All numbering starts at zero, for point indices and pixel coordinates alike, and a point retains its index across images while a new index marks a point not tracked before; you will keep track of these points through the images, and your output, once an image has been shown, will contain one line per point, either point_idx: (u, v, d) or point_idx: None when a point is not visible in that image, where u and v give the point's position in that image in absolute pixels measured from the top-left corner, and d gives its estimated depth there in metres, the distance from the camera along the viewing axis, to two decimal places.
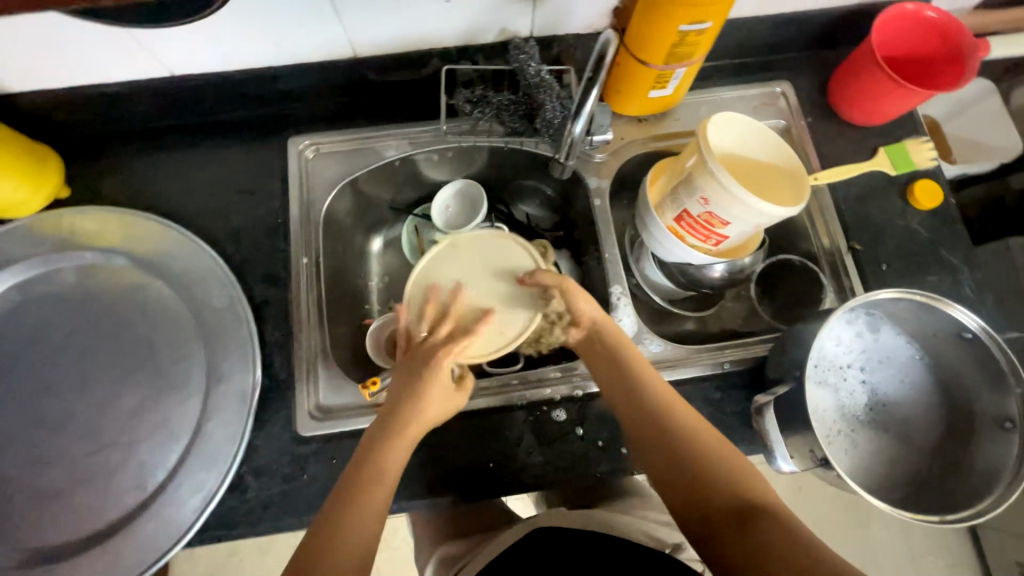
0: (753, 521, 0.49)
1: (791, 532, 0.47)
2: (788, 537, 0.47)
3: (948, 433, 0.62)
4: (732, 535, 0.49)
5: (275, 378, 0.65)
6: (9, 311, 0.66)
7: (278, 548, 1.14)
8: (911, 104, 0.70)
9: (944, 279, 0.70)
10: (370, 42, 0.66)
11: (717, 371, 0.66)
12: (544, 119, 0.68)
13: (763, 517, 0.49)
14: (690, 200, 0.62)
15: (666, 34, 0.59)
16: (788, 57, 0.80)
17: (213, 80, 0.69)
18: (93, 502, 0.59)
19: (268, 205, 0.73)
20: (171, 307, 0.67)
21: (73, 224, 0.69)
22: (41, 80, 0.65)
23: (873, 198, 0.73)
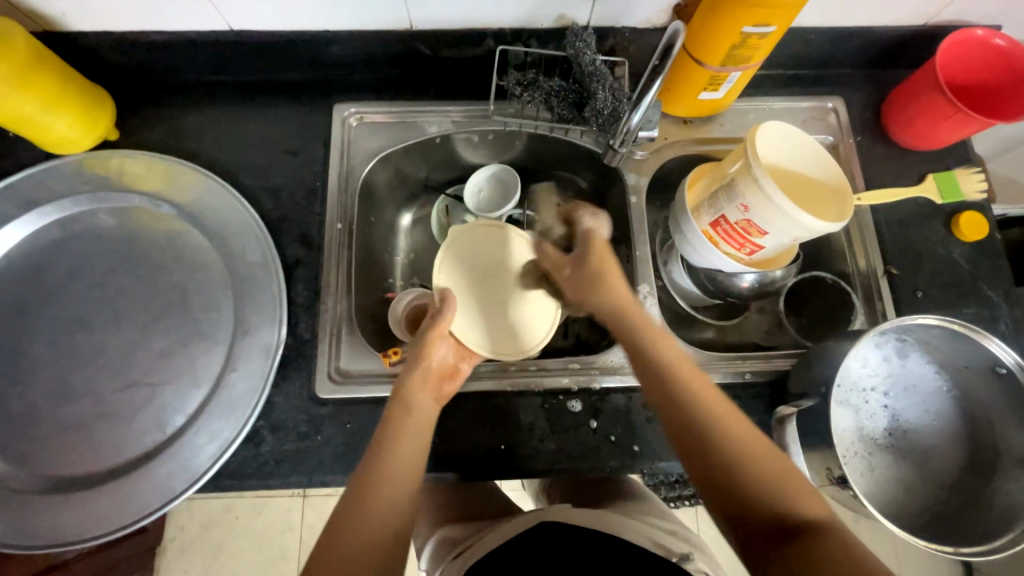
0: (807, 540, 0.44)
1: (849, 552, 0.42)
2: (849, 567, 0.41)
3: (970, 466, 0.61)
4: (779, 556, 0.44)
5: (300, 338, 0.66)
6: (52, 244, 0.68)
7: (273, 510, 1.16)
8: (968, 132, 0.68)
9: (981, 314, 0.68)
10: (429, 16, 0.67)
11: (738, 381, 0.66)
12: (594, 107, 0.68)
13: (818, 537, 0.44)
14: (729, 206, 0.61)
15: (728, 35, 0.59)
16: (842, 74, 0.79)
17: (269, 38, 0.69)
18: (115, 438, 0.61)
19: (308, 168, 0.73)
20: (207, 257, 0.68)
21: (120, 166, 0.70)
22: (105, 21, 0.66)
23: (915, 224, 0.72)
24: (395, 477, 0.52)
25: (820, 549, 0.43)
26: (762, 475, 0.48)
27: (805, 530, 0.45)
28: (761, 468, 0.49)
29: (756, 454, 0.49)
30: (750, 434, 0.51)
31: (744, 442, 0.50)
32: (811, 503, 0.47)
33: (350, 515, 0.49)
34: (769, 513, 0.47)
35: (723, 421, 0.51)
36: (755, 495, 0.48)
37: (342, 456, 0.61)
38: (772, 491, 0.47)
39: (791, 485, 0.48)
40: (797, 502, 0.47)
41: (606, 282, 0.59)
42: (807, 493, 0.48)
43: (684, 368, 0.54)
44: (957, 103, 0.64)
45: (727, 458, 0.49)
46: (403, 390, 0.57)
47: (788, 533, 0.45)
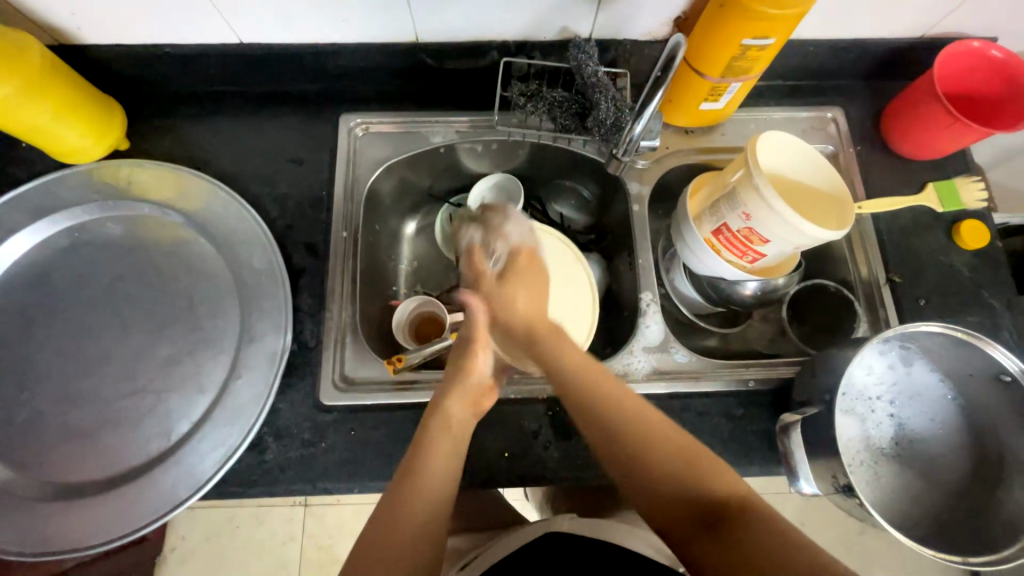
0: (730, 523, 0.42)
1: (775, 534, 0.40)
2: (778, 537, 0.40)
3: (976, 475, 0.60)
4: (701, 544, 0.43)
5: (305, 345, 0.66)
6: (62, 252, 0.69)
7: (274, 519, 1.15)
8: (968, 141, 0.69)
9: (983, 321, 0.68)
10: (434, 29, 0.68)
11: (741, 389, 0.66)
12: (596, 118, 0.69)
13: (743, 524, 0.42)
14: (730, 214, 0.62)
15: (728, 47, 0.60)
16: (841, 85, 0.80)
17: (278, 50, 0.71)
18: (120, 445, 0.61)
19: (315, 177, 0.74)
20: (215, 265, 0.69)
21: (130, 175, 0.71)
22: (118, 34, 0.68)
23: (916, 233, 0.73)
24: (434, 471, 0.51)
25: (741, 537, 0.41)
26: (670, 463, 0.47)
27: (727, 514, 0.43)
28: (667, 458, 0.47)
29: (658, 440, 0.48)
30: (654, 422, 0.49)
31: (647, 433, 0.49)
32: (728, 482, 0.45)
33: (393, 513, 0.48)
34: (684, 502, 0.45)
35: (624, 414, 0.50)
36: (664, 483, 0.46)
37: (346, 463, 0.61)
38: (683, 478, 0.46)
39: (708, 469, 0.46)
40: (715, 484, 0.45)
41: (514, 300, 0.59)
42: (729, 473, 0.46)
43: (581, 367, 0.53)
44: (955, 112, 0.65)
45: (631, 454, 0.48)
46: (440, 407, 0.56)
47: (713, 519, 0.43)
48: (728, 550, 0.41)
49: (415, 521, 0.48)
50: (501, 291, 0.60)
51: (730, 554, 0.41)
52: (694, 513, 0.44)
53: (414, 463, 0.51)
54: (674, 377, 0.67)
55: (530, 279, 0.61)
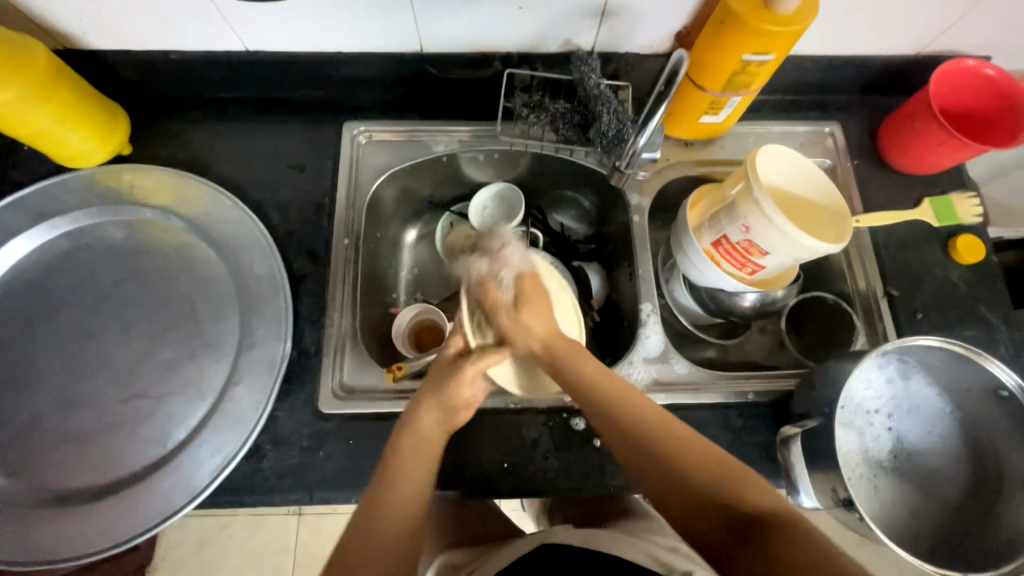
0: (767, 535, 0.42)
1: (815, 548, 0.40)
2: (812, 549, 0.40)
3: (974, 488, 0.61)
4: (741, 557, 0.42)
5: (304, 352, 0.66)
6: (61, 256, 0.68)
7: (268, 528, 1.14)
8: (963, 158, 0.70)
9: (981, 335, 0.69)
10: (438, 40, 0.69)
11: (741, 401, 0.66)
12: (598, 129, 0.70)
13: (782, 538, 0.42)
14: (730, 227, 0.62)
15: (728, 62, 0.61)
16: (838, 100, 0.81)
17: (283, 58, 0.71)
18: (115, 451, 0.60)
19: (317, 184, 0.75)
20: (215, 271, 0.69)
21: (132, 180, 0.71)
22: (124, 41, 0.68)
23: (913, 246, 0.73)
24: (407, 484, 0.50)
25: (781, 550, 0.41)
26: (705, 476, 0.46)
27: (765, 527, 0.43)
28: (697, 469, 0.47)
29: (691, 453, 0.48)
30: (686, 435, 0.50)
31: (678, 443, 0.49)
32: (763, 496, 0.45)
33: (371, 512, 0.48)
34: (716, 514, 0.45)
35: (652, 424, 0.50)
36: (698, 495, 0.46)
37: (345, 472, 0.61)
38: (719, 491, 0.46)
39: (744, 482, 0.46)
40: (750, 497, 0.45)
41: (529, 323, 0.56)
42: (762, 487, 0.46)
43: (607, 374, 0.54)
44: (950, 130, 0.66)
45: (664, 465, 0.48)
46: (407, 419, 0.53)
47: (749, 532, 0.43)
48: (766, 563, 0.41)
49: (388, 532, 0.48)
50: (512, 314, 0.56)
51: (769, 567, 0.41)
52: (730, 525, 0.44)
53: (391, 463, 0.51)
54: (674, 388, 0.67)
55: (533, 297, 0.57)
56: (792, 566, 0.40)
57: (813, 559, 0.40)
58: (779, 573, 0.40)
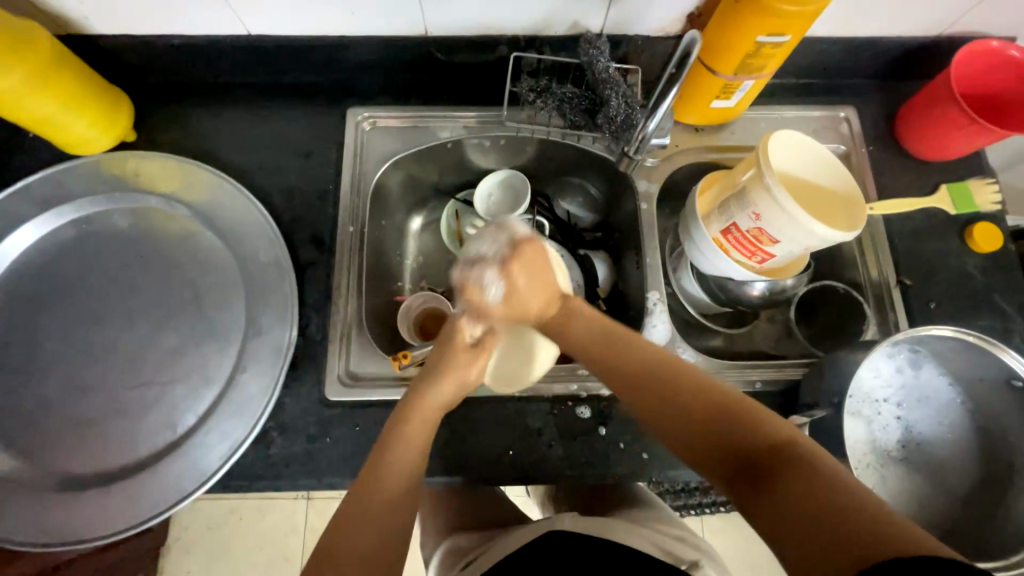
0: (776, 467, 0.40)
1: (816, 476, 0.38)
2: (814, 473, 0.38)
3: (984, 479, 0.60)
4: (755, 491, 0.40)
5: (310, 340, 0.66)
6: (69, 244, 0.69)
7: (277, 512, 1.16)
8: (983, 143, 0.68)
9: (995, 325, 0.68)
10: (443, 23, 0.67)
11: (748, 390, 0.65)
12: (606, 114, 0.68)
13: (785, 469, 0.39)
14: (740, 214, 0.61)
15: (741, 43, 0.59)
16: (854, 84, 0.79)
17: (285, 43, 0.70)
18: (125, 436, 0.61)
19: (321, 171, 0.74)
20: (221, 258, 0.69)
21: (137, 167, 0.71)
22: (125, 25, 0.67)
23: (928, 235, 0.72)
24: (407, 457, 0.50)
25: (785, 483, 0.39)
26: (701, 410, 0.46)
27: (770, 460, 0.41)
28: (693, 406, 0.47)
29: (692, 392, 0.48)
30: (691, 378, 0.49)
31: (678, 385, 0.49)
32: (770, 427, 0.43)
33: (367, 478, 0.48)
34: (724, 450, 0.44)
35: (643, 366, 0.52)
36: (705, 435, 0.46)
37: (351, 458, 0.61)
38: (723, 428, 0.45)
39: (750, 417, 0.44)
40: (752, 432, 0.43)
41: (524, 295, 0.60)
42: (772, 420, 0.44)
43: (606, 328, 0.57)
44: (971, 114, 0.64)
45: (659, 403, 0.49)
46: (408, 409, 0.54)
47: (758, 468, 0.41)
48: (772, 497, 0.39)
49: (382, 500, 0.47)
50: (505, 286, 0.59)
51: (777, 502, 0.38)
52: (742, 462, 0.43)
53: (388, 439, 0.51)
54: None
55: (530, 265, 0.60)
56: (797, 497, 0.37)
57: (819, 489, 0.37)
58: (788, 504, 0.37)
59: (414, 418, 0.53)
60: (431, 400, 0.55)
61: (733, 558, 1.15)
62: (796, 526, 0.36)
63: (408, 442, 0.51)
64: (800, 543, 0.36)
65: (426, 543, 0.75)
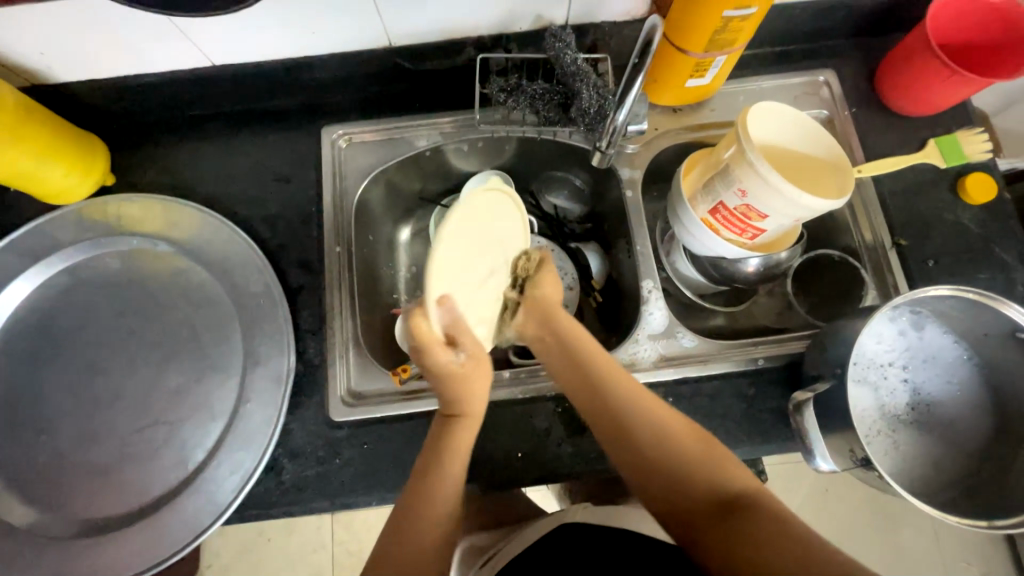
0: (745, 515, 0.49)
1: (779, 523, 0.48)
2: (776, 527, 0.47)
3: (996, 433, 0.60)
4: (724, 529, 0.49)
5: (310, 363, 0.66)
6: (61, 293, 0.69)
7: (303, 531, 1.17)
8: (969, 93, 0.66)
9: (996, 277, 0.67)
10: (405, 30, 0.66)
11: (751, 367, 0.65)
12: (579, 107, 0.67)
13: (748, 516, 0.49)
14: (726, 192, 0.60)
15: (708, 21, 0.58)
16: (831, 45, 0.77)
17: (251, 68, 0.70)
18: (139, 478, 0.62)
19: (303, 193, 0.74)
20: (213, 292, 0.69)
21: (119, 209, 0.71)
22: (89, 70, 0.67)
23: (921, 192, 0.71)
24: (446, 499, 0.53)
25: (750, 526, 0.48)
26: (682, 456, 0.54)
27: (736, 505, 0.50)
28: (682, 453, 0.54)
29: (675, 438, 0.55)
30: (677, 427, 0.55)
31: (665, 430, 0.55)
32: (737, 477, 0.52)
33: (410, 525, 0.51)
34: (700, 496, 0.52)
35: (636, 409, 0.56)
36: (687, 486, 0.53)
37: (362, 478, 0.62)
38: (698, 475, 0.53)
39: (721, 467, 0.53)
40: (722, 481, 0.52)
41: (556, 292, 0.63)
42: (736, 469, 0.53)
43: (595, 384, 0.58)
44: (952, 65, 0.63)
45: (647, 446, 0.55)
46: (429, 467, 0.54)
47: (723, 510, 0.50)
48: (736, 538, 0.48)
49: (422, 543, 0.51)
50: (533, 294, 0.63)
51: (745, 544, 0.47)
52: (710, 504, 0.51)
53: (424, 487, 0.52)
54: (681, 363, 0.66)
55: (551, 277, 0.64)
56: (760, 539, 0.47)
57: (781, 534, 0.46)
58: (750, 541, 0.47)
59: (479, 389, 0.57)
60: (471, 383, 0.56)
61: None
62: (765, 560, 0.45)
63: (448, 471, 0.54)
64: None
65: None
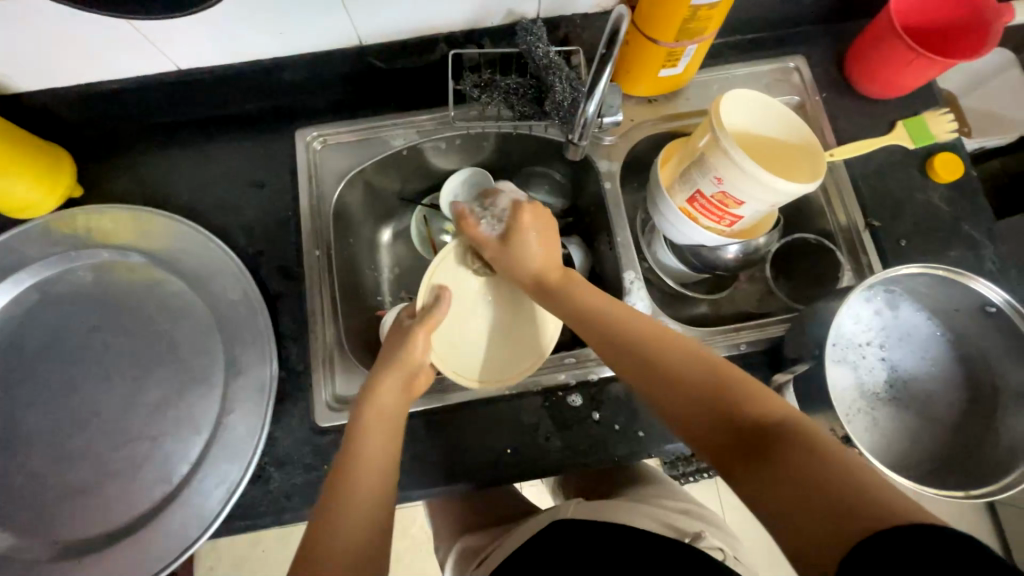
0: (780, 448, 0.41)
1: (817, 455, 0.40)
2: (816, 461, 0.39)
3: (970, 406, 0.61)
4: (751, 465, 0.42)
5: (293, 370, 0.66)
6: (32, 309, 0.67)
7: (297, 540, 1.16)
8: (932, 74, 0.68)
9: (965, 254, 0.68)
10: (376, 28, 0.65)
11: (734, 353, 0.66)
12: (553, 101, 0.67)
13: (786, 448, 0.41)
14: (703, 180, 0.61)
15: (678, 10, 0.58)
16: (801, 32, 0.78)
17: (219, 72, 0.68)
18: (121, 495, 0.60)
19: (279, 198, 0.73)
20: (190, 303, 0.68)
21: (88, 221, 0.69)
22: (51, 78, 0.65)
23: (892, 173, 0.72)
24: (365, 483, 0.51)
25: (783, 461, 0.40)
26: (700, 386, 0.47)
27: (771, 438, 0.42)
28: (700, 384, 0.47)
29: (692, 368, 0.48)
30: (692, 357, 0.49)
31: (682, 361, 0.49)
32: (770, 409, 0.44)
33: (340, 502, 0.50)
34: (728, 429, 0.45)
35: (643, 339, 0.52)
36: (714, 417, 0.46)
37: None
38: (724, 406, 0.46)
39: (749, 395, 0.45)
40: (754, 412, 0.44)
41: (529, 254, 0.60)
42: (769, 400, 0.45)
43: (600, 315, 0.55)
44: (916, 48, 0.64)
45: (661, 378, 0.49)
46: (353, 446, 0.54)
47: (754, 443, 0.43)
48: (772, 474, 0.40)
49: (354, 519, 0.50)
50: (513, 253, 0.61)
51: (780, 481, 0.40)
52: (741, 439, 0.44)
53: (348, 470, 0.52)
54: None
55: (536, 228, 0.61)
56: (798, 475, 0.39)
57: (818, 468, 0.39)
58: (784, 479, 0.40)
59: (420, 337, 0.59)
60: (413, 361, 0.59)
61: (748, 515, 1.17)
62: (793, 497, 0.39)
63: (366, 466, 0.52)
64: (794, 525, 0.38)
65: (440, 545, 0.76)
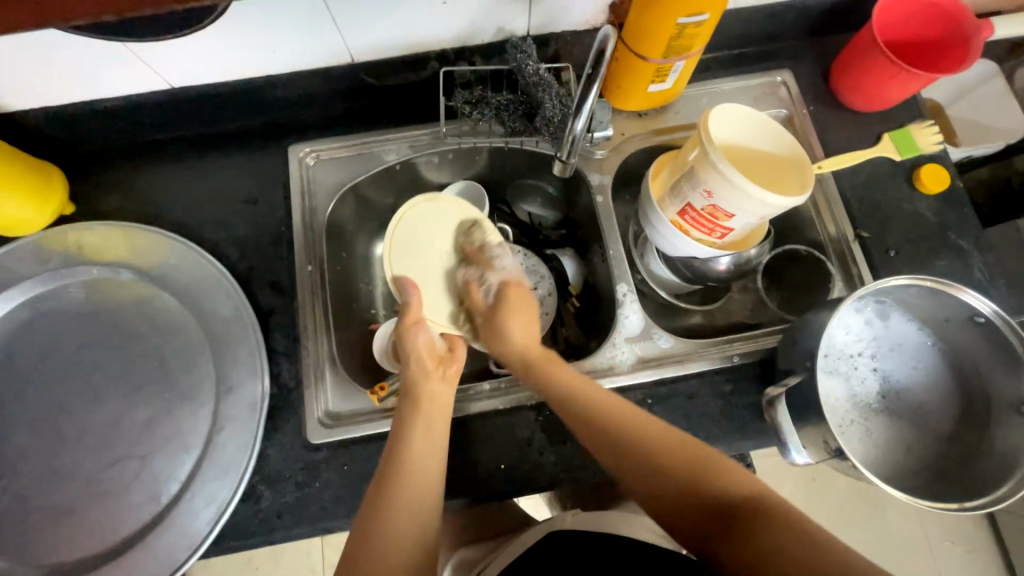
0: (755, 525, 0.45)
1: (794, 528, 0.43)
2: (794, 535, 0.43)
3: (963, 416, 0.61)
4: (728, 541, 0.46)
5: (285, 386, 0.65)
6: (21, 327, 0.67)
7: (291, 557, 1.14)
8: (916, 87, 0.69)
9: (954, 263, 0.69)
10: (370, 47, 0.66)
11: (727, 365, 0.66)
12: (543, 116, 0.68)
13: (757, 524, 0.45)
14: (693, 194, 0.61)
15: (664, 28, 0.59)
16: (787, 47, 0.80)
17: (213, 90, 0.69)
18: (109, 516, 0.60)
19: (272, 213, 0.73)
20: (181, 319, 0.67)
21: (79, 238, 0.69)
22: (45, 98, 0.65)
23: (880, 185, 0.73)
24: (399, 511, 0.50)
25: (757, 537, 0.44)
26: (672, 466, 0.51)
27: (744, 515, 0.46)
28: (674, 464, 0.51)
29: (662, 447, 0.52)
30: (660, 434, 0.53)
31: (653, 442, 0.52)
32: (737, 484, 0.48)
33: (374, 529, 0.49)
34: (702, 506, 0.48)
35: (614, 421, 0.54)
36: (689, 493, 0.49)
37: (343, 500, 0.61)
38: (700, 485, 0.49)
39: (716, 470, 0.49)
40: (722, 486, 0.48)
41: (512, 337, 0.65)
42: (734, 472, 0.49)
43: (570, 400, 0.57)
44: (898, 63, 0.65)
45: (637, 461, 0.52)
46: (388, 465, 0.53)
47: (726, 518, 0.47)
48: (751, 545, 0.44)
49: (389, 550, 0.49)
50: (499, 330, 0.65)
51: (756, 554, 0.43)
52: (717, 516, 0.47)
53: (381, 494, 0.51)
54: (658, 364, 0.67)
55: (519, 308, 0.67)
56: (777, 544, 0.43)
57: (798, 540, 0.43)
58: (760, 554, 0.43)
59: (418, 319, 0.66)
60: (419, 349, 0.63)
61: None
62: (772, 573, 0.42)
63: (412, 472, 0.52)
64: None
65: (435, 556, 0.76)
